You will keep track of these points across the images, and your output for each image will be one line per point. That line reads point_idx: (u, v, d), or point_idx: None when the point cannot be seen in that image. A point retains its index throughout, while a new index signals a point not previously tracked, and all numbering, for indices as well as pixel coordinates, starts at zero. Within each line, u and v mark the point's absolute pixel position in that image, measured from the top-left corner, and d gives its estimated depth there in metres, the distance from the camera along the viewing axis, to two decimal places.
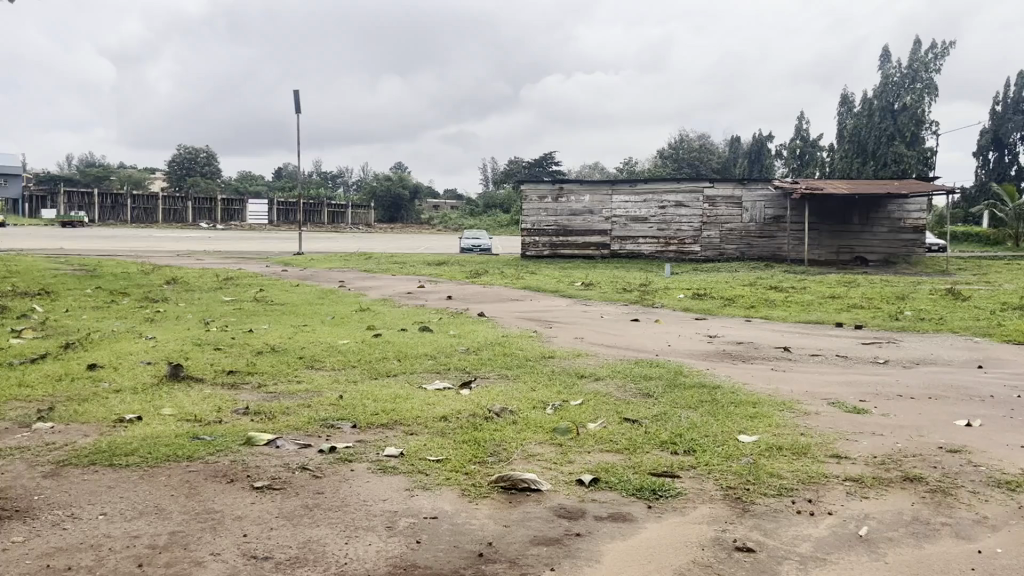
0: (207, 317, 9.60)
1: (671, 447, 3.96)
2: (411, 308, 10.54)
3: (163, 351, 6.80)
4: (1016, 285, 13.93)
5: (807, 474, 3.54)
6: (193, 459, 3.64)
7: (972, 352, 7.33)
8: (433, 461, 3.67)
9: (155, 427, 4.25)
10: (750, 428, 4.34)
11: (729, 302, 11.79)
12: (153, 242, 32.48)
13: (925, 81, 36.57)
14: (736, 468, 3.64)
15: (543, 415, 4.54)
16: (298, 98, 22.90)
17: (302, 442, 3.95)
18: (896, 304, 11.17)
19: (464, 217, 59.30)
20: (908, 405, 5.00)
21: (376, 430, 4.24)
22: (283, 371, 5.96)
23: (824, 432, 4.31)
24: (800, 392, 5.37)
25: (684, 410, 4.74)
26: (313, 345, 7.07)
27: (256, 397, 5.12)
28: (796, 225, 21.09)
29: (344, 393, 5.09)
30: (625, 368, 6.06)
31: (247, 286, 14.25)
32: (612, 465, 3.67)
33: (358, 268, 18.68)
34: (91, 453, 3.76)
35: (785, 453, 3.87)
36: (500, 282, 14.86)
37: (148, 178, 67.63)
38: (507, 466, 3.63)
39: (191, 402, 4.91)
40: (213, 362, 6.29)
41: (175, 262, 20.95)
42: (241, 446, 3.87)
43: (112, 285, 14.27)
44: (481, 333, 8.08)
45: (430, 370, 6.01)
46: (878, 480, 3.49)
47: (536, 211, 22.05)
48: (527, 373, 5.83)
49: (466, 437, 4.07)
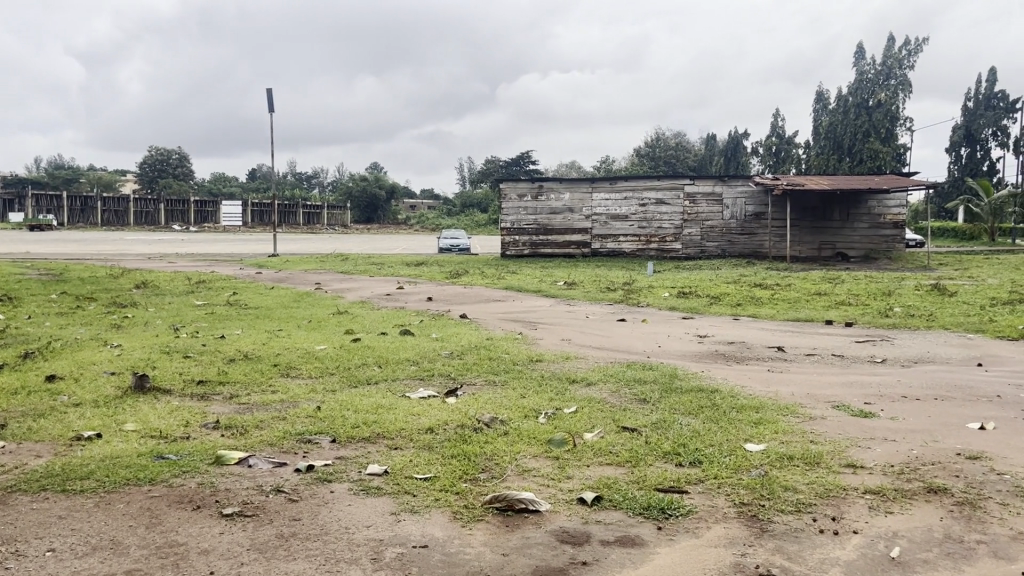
0: (178, 322, 9.21)
1: (676, 458, 3.70)
2: (391, 311, 10.22)
3: (129, 360, 6.43)
4: (1000, 279, 13.87)
5: (824, 488, 3.31)
6: (155, 482, 3.31)
7: (968, 350, 7.16)
8: (421, 480, 3.38)
9: (117, 445, 3.92)
10: (757, 435, 4.10)
11: (714, 300, 11.59)
12: (122, 245, 31.68)
13: (899, 78, 37.34)
14: (748, 481, 3.39)
15: (536, 425, 4.25)
16: (270, 97, 22.49)
17: (277, 460, 3.63)
18: (884, 300, 11.05)
19: (442, 217, 58.87)
20: (914, 408, 4.80)
21: (357, 445, 3.92)
22: (257, 381, 5.61)
23: (834, 439, 4.08)
24: (801, 395, 5.13)
25: (684, 417, 4.48)
26: (290, 352, 6.73)
27: (228, 410, 4.78)
28: (777, 222, 21.00)
29: (322, 404, 4.77)
30: (617, 372, 5.79)
31: (220, 289, 13.86)
32: (613, 480, 3.40)
33: (334, 269, 18.31)
34: (43, 477, 3.41)
35: (798, 464, 3.63)
36: (480, 283, 14.55)
37: (118, 181, 66.38)
38: (501, 484, 3.34)
39: (157, 416, 4.56)
40: (182, 371, 5.93)
41: (144, 265, 20.43)
42: (210, 466, 3.55)
43: (79, 289, 13.77)
44: (465, 335, 7.80)
45: (413, 376, 5.70)
46: (901, 492, 3.26)
47: (515, 210, 21.78)
48: (515, 379, 5.54)
49: (455, 451, 3.77)
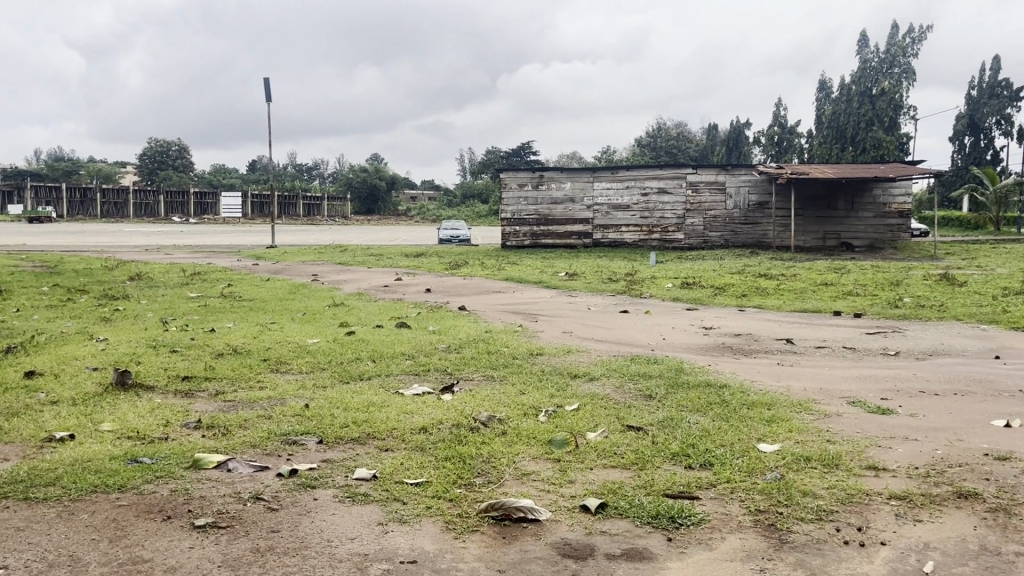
0: (169, 315, 8.97)
1: (685, 460, 3.46)
2: (388, 303, 9.96)
3: (114, 355, 6.19)
4: (1009, 269, 13.62)
5: (844, 493, 3.07)
6: (125, 489, 3.07)
7: (982, 341, 6.92)
8: (412, 486, 3.14)
9: (90, 447, 3.68)
10: (770, 434, 3.86)
11: (719, 291, 11.32)
12: (120, 237, 31.41)
13: (903, 66, 37.19)
14: (763, 486, 3.15)
15: (536, 424, 4.02)
16: (268, 86, 22.21)
17: (258, 464, 3.39)
18: (893, 291, 10.80)
19: (443, 207, 58.54)
20: (934, 404, 4.56)
21: (345, 447, 3.68)
22: (245, 377, 5.37)
23: (851, 438, 3.84)
24: (813, 390, 4.90)
25: (692, 415, 4.24)
26: (280, 346, 6.48)
27: (211, 408, 4.54)
28: (781, 212, 20.73)
29: (311, 402, 4.53)
30: (620, 366, 5.55)
31: (215, 281, 13.57)
32: (619, 485, 3.17)
33: (332, 261, 18.02)
34: (6, 484, 3.16)
35: (815, 466, 3.39)
36: (480, 274, 14.30)
37: (118, 173, 66.18)
38: (499, 490, 3.10)
39: (137, 415, 4.32)
40: (167, 366, 5.69)
41: (140, 256, 20.16)
42: (186, 471, 3.30)
43: (72, 282, 13.51)
44: (464, 328, 7.55)
45: (408, 372, 5.46)
46: (929, 497, 3.03)
47: (516, 200, 21.49)
48: (514, 374, 5.30)
49: (449, 454, 3.53)
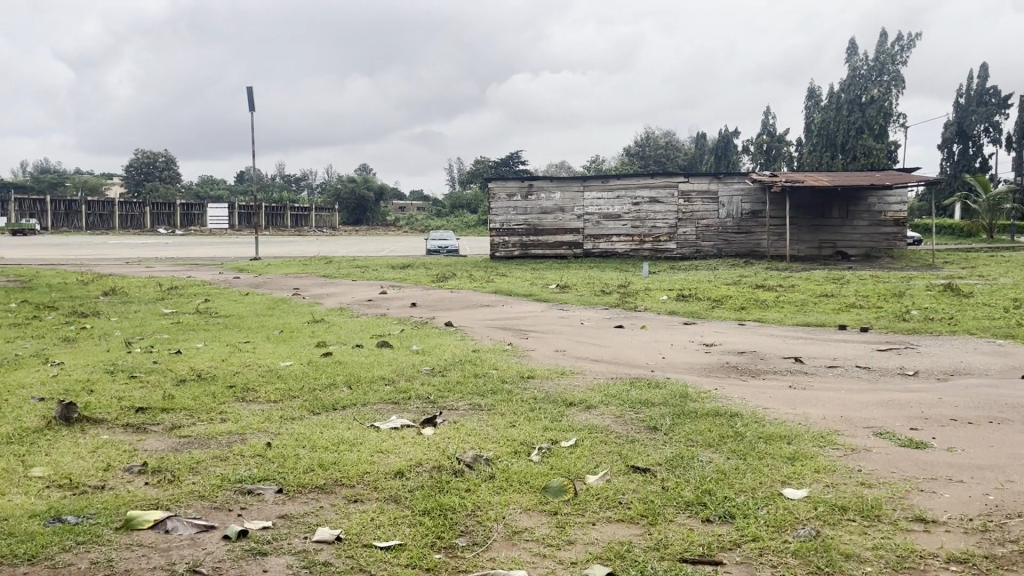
0: (136, 334, 8.43)
1: (701, 511, 2.99)
2: (371, 319, 9.46)
3: (64, 381, 5.64)
4: (1014, 279, 13.25)
5: (894, 555, 2.60)
6: (37, 561, 2.55)
7: (1003, 358, 6.49)
8: (382, 551, 2.64)
9: (11, 500, 3.16)
10: (795, 476, 3.38)
11: (716, 304, 10.88)
12: (103, 250, 30.69)
13: (891, 73, 36.72)
14: (798, 546, 2.67)
15: (529, 465, 3.53)
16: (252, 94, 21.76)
17: (202, 523, 2.88)
18: (898, 302, 10.38)
19: (431, 218, 58.02)
20: (971, 435, 4.08)
21: (307, 497, 3.19)
22: (206, 407, 4.85)
23: (888, 480, 3.36)
24: (835, 419, 4.41)
25: (703, 452, 3.76)
26: (249, 370, 5.96)
27: (162, 447, 4.03)
28: (775, 220, 20.32)
29: (275, 439, 4.01)
30: (620, 391, 5.05)
31: (192, 296, 12.97)
32: (628, 547, 2.67)
33: (316, 273, 17.45)
34: None
35: (854, 519, 2.91)
36: (468, 286, 13.76)
37: (104, 185, 65.38)
38: (485, 556, 2.62)
39: (74, 458, 3.79)
40: (122, 395, 5.16)
41: (117, 270, 19.51)
42: (117, 534, 2.79)
43: (42, 297, 12.90)
44: (449, 347, 7.05)
45: (386, 400, 4.95)
46: (994, 560, 2.56)
47: (505, 210, 21.06)
48: (502, 403, 4.79)
49: (427, 506, 3.03)
